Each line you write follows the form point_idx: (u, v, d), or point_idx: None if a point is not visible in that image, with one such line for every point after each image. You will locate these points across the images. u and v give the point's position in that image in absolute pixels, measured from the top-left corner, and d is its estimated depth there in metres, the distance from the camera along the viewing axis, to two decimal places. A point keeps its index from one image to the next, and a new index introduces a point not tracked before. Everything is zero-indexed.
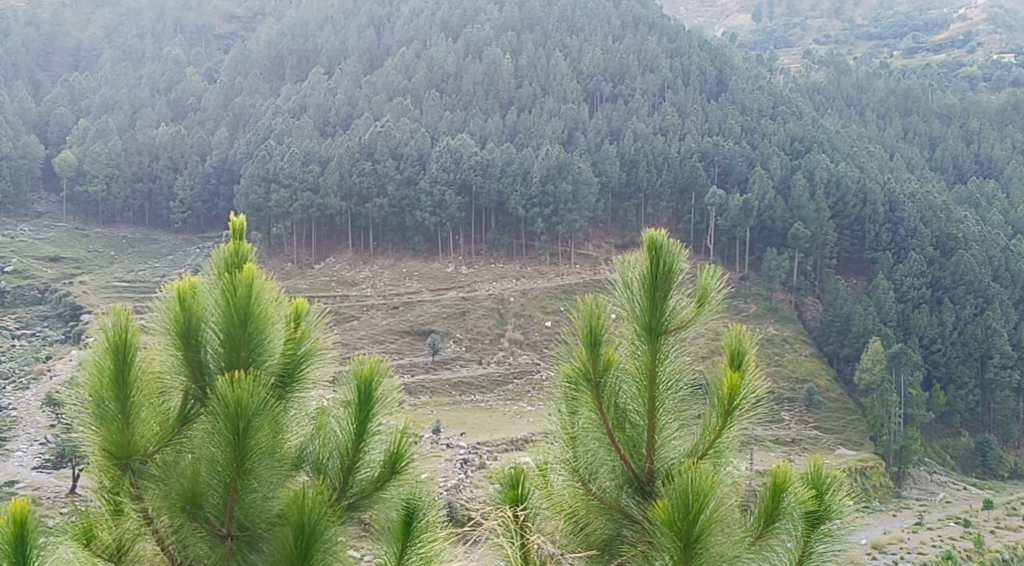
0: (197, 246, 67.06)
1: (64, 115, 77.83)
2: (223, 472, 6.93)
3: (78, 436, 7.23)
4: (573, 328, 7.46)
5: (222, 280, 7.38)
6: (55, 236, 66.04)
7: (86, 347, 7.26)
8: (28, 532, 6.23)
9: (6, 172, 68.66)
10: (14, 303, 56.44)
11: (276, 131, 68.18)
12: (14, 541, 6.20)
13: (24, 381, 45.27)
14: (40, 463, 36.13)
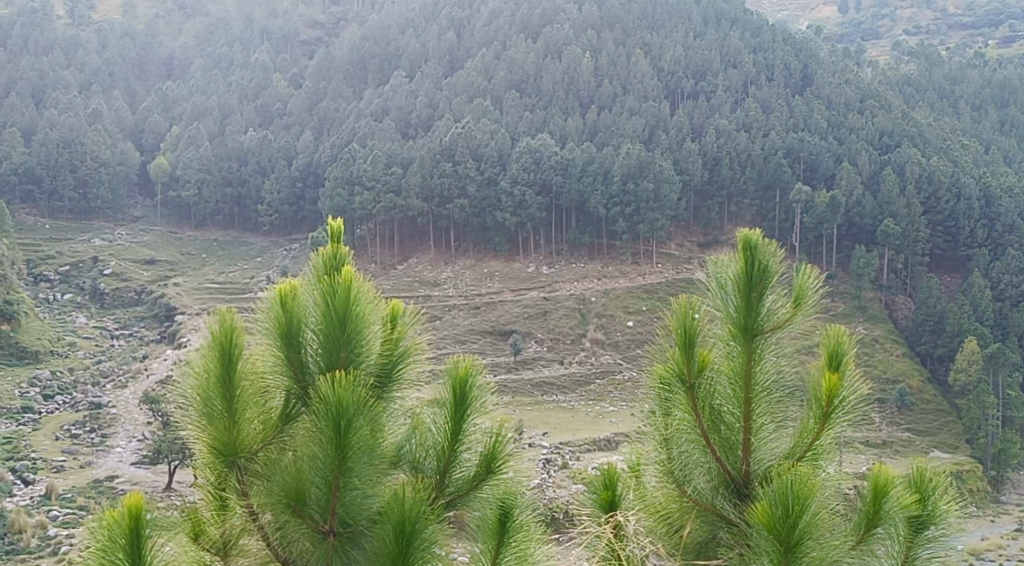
0: (284, 248, 68.39)
1: (159, 123, 80.35)
2: (325, 470, 7.13)
3: (186, 433, 7.52)
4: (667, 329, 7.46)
5: (322, 283, 7.60)
6: (150, 239, 68.17)
7: (192, 348, 7.52)
8: (142, 526, 6.53)
9: (104, 178, 71.21)
10: (113, 304, 58.45)
11: (359, 134, 69.22)
12: (130, 533, 6.52)
13: (123, 379, 46.85)
14: (139, 459, 37.44)
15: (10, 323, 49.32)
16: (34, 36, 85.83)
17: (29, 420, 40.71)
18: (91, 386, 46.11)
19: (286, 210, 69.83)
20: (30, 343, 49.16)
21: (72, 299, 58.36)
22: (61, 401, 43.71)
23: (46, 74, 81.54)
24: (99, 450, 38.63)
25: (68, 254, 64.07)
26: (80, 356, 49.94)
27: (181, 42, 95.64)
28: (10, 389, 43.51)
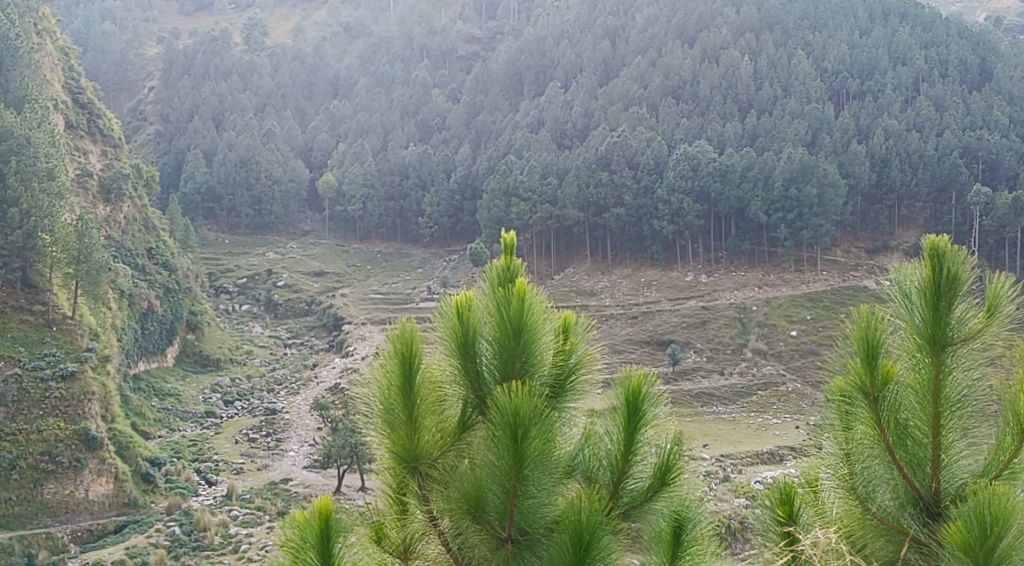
0: (445, 259, 69.83)
1: (326, 141, 83.84)
2: (503, 478, 7.48)
3: (369, 439, 8.01)
4: (849, 340, 7.51)
5: (497, 294, 7.95)
6: (319, 252, 70.99)
7: (374, 358, 8.03)
8: (330, 527, 7.21)
9: (277, 195, 74.71)
10: (285, 314, 61.14)
11: (516, 145, 70.08)
12: (320, 531, 7.20)
13: (295, 386, 48.83)
14: (310, 463, 39.06)
15: (195, 332, 52.09)
16: (214, 62, 90.29)
17: (211, 424, 43.03)
18: (266, 391, 48.30)
19: (445, 222, 71.15)
20: (212, 351, 51.99)
21: (249, 309, 61.43)
22: (240, 405, 46.00)
23: (225, 98, 86.17)
24: (275, 453, 40.44)
25: (245, 267, 67.61)
26: (257, 363, 52.39)
27: (346, 62, 98.12)
28: (194, 394, 46.09)
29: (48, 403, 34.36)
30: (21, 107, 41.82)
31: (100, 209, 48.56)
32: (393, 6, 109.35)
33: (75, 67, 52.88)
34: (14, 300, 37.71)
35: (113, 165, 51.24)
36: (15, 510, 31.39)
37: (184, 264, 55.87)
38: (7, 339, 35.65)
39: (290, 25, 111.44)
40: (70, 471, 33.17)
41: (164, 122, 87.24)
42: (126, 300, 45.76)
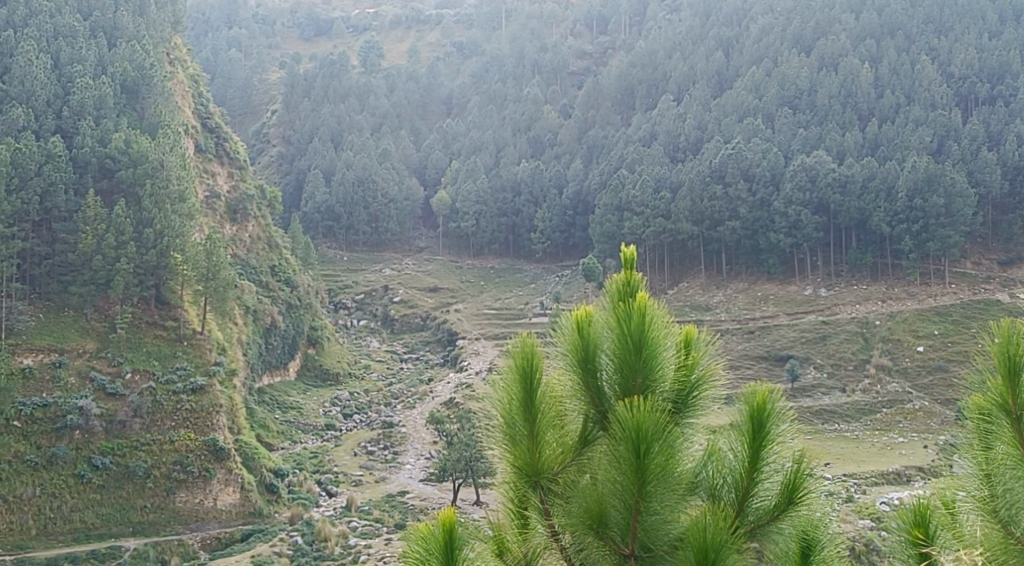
0: (557, 274, 69.93)
1: (440, 158, 85.24)
2: (625, 494, 9.41)
3: (492, 452, 10.00)
4: (998, 360, 10.05)
5: (617, 308, 9.74)
6: (433, 268, 71.99)
7: (500, 372, 9.99)
8: (452, 535, 9.48)
9: (393, 213, 76.30)
10: (401, 330, 62.23)
11: (629, 159, 69.73)
12: (445, 540, 9.48)
13: (411, 400, 49.49)
14: (427, 476, 39.54)
15: (315, 347, 53.40)
16: (333, 85, 92.34)
17: (331, 436, 44.05)
18: (384, 405, 49.09)
19: (558, 237, 71.46)
20: (331, 365, 53.20)
21: (366, 325, 62.97)
22: (359, 419, 46.90)
23: (343, 120, 88.34)
24: (392, 466, 41.11)
25: (362, 283, 69.15)
26: (374, 378, 53.26)
27: (459, 81, 98.72)
28: (315, 407, 47.20)
29: (179, 415, 35.73)
30: (155, 132, 43.54)
31: (227, 229, 50.41)
32: (505, 24, 109.50)
33: (205, 93, 55.06)
34: (148, 317, 39.06)
35: (239, 186, 53.09)
36: (150, 517, 33.26)
37: (305, 280, 57.39)
38: (142, 353, 37.31)
39: (405, 46, 113.30)
40: (200, 480, 34.53)
41: (286, 144, 90.08)
42: (251, 316, 47.31)
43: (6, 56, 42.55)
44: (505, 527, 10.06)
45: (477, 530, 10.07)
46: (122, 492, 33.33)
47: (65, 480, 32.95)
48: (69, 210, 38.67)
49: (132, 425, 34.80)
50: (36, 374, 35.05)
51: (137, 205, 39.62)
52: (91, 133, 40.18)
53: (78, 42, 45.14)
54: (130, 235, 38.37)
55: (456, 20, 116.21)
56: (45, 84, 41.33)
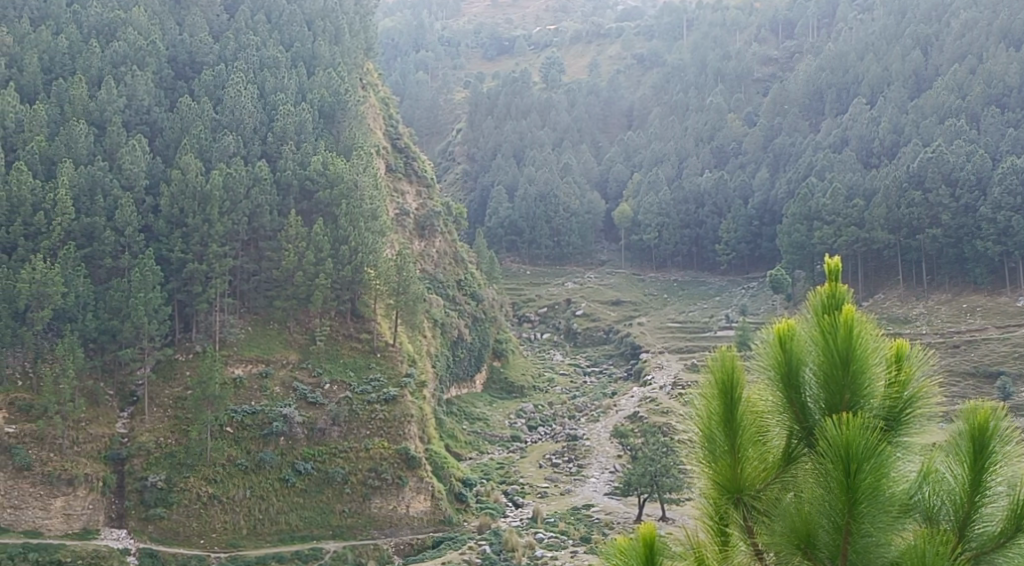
0: (743, 286, 68.48)
1: (621, 171, 84.97)
2: (834, 515, 8.45)
3: (690, 468, 9.33)
4: None
5: (822, 318, 8.81)
6: (616, 281, 71.98)
7: (696, 385, 9.31)
8: (651, 551, 8.83)
9: (575, 226, 76.87)
10: (585, 343, 62.54)
11: (818, 166, 67.36)
12: (642, 556, 8.84)
13: (595, 414, 49.42)
14: (612, 490, 39.47)
15: (501, 360, 54.26)
16: (515, 102, 93.74)
17: (517, 448, 44.62)
18: (568, 418, 49.23)
19: (743, 249, 70.09)
20: (517, 378, 53.88)
21: (550, 338, 63.66)
22: (544, 431, 47.25)
23: (526, 135, 89.67)
24: (577, 479, 41.21)
25: (545, 296, 69.98)
26: (558, 391, 53.35)
27: (640, 93, 97.90)
28: (501, 419, 47.92)
29: (374, 423, 37.18)
30: (350, 154, 45.40)
31: (416, 244, 52.07)
32: (687, 33, 107.49)
33: (395, 115, 57.43)
34: (345, 329, 41.00)
35: (427, 204, 54.69)
36: (348, 521, 34.75)
37: (490, 294, 58.53)
38: (339, 364, 39.17)
39: (586, 61, 113.75)
40: (393, 487, 35.82)
41: (471, 162, 92.61)
42: (439, 329, 49.01)
43: (217, 88, 45.38)
44: (706, 545, 9.38)
45: (675, 546, 9.45)
46: (323, 496, 34.94)
47: (272, 483, 34.76)
48: (273, 229, 40.73)
49: (331, 433, 36.39)
50: (246, 384, 37.13)
51: (334, 224, 41.41)
52: (293, 157, 42.47)
53: (280, 72, 47.63)
54: (328, 251, 40.01)
55: (636, 32, 115.66)
56: (252, 112, 43.84)
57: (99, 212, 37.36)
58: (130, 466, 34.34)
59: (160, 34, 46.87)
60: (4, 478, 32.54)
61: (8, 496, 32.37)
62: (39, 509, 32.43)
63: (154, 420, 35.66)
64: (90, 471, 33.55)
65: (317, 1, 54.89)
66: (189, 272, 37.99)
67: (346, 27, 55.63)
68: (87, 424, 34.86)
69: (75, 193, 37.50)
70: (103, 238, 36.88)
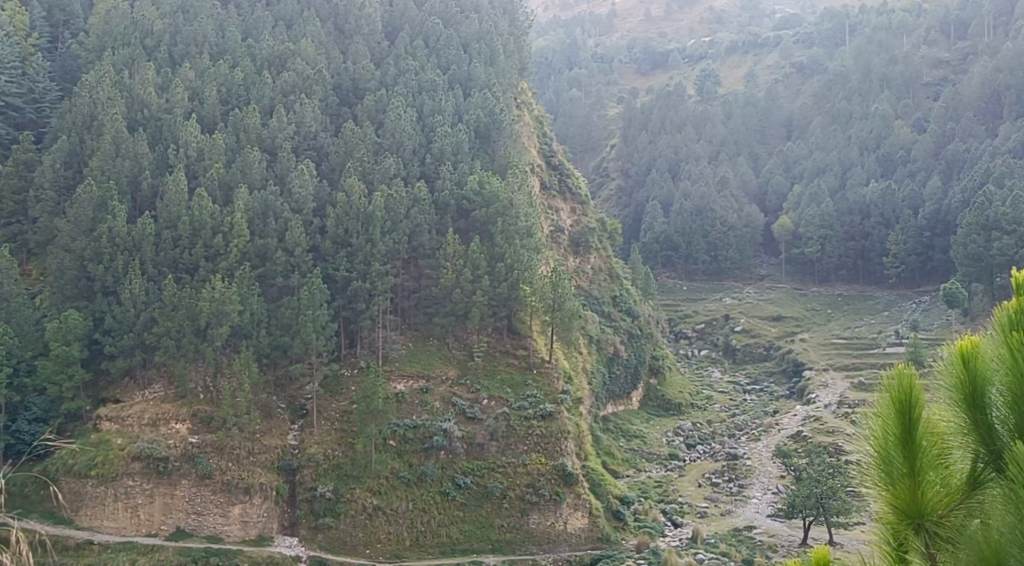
0: (913, 300, 65.50)
1: (781, 183, 82.66)
2: (1014, 525, 9.89)
3: (870, 479, 10.79)
4: None
5: (1000, 339, 10.29)
6: (776, 296, 70.13)
7: (877, 401, 10.83)
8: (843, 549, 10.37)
9: (733, 241, 75.49)
10: (744, 359, 61.17)
11: (996, 173, 63.66)
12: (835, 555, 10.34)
13: (756, 432, 48.09)
14: (775, 511, 38.31)
15: (657, 377, 53.57)
16: (669, 116, 92.84)
17: (675, 466, 43.90)
18: (728, 437, 48.05)
19: (913, 261, 67.01)
20: (675, 395, 53.04)
21: (708, 355, 62.63)
22: (703, 449, 46.28)
23: (681, 149, 88.58)
24: (738, 499, 40.20)
25: (702, 312, 68.87)
26: (717, 408, 52.12)
27: (800, 102, 94.70)
28: (659, 437, 47.28)
29: (531, 439, 37.31)
30: (506, 172, 45.74)
31: (570, 261, 52.15)
32: (850, 39, 103.67)
33: (548, 133, 57.87)
34: (501, 346, 41.32)
35: (582, 221, 54.66)
36: (507, 536, 35.09)
37: (646, 310, 57.97)
38: (497, 381, 39.44)
39: (742, 71, 111.58)
40: (551, 503, 35.89)
41: (625, 177, 92.46)
42: (595, 346, 48.93)
43: (379, 112, 46.67)
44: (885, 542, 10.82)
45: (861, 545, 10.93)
46: (483, 511, 35.43)
47: (433, 496, 35.46)
48: (433, 248, 41.46)
49: (490, 448, 36.89)
50: (408, 398, 37.93)
51: (491, 242, 41.76)
52: (451, 177, 43.27)
53: (438, 95, 48.60)
54: (485, 269, 40.32)
55: (796, 40, 112.28)
56: (412, 135, 44.88)
57: (272, 234, 38.94)
58: (301, 476, 35.52)
59: (325, 63, 48.68)
60: (188, 485, 34.54)
61: (192, 503, 34.39)
62: (219, 516, 34.33)
63: (322, 432, 36.76)
64: (265, 480, 35.01)
65: (473, 23, 55.80)
66: (354, 291, 39.07)
67: (501, 48, 56.22)
68: (262, 435, 36.24)
69: (249, 216, 39.28)
70: (275, 259, 38.47)
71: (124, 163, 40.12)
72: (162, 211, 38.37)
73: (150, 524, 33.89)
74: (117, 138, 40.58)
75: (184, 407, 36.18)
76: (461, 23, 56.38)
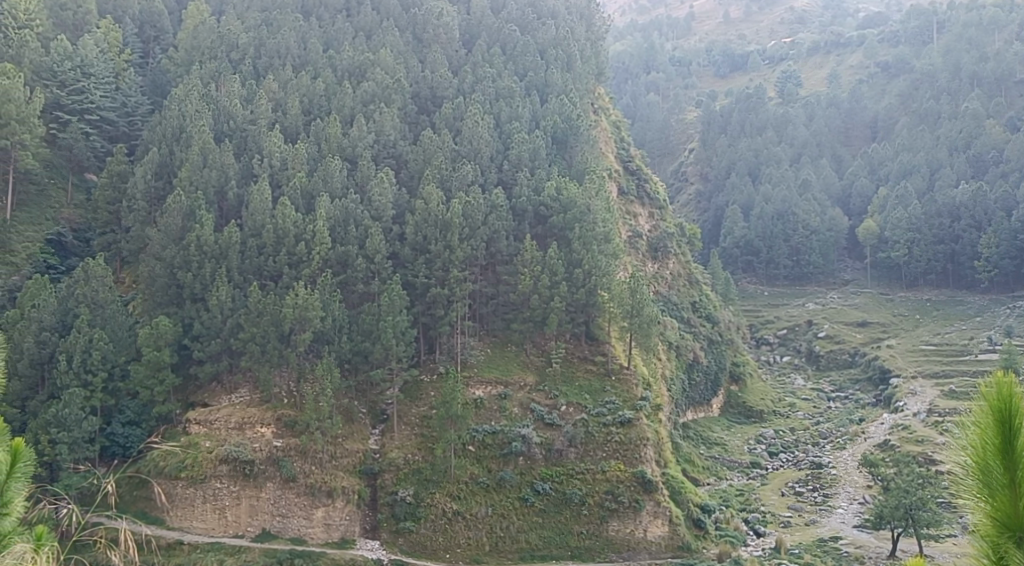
0: (1006, 306, 63.37)
1: (866, 185, 80.64)
2: None
3: (965, 491, 12.33)
4: None
5: None
6: (861, 301, 68.55)
7: (973, 415, 12.43)
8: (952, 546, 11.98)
9: (816, 245, 74.00)
10: (828, 366, 59.91)
11: None
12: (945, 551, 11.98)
13: (841, 441, 46.94)
14: (861, 522, 37.37)
15: (738, 384, 52.66)
16: (749, 119, 91.56)
17: (757, 474, 43.09)
18: (812, 445, 46.98)
19: (1007, 265, 64.86)
20: (756, 402, 52.04)
21: (790, 361, 61.55)
22: (786, 458, 45.28)
23: (761, 152, 87.17)
24: (823, 509, 39.31)
25: (785, 317, 67.57)
26: (800, 416, 51.01)
27: (885, 102, 92.26)
28: (740, 444, 46.43)
29: (610, 446, 36.91)
30: (583, 178, 45.38)
31: (649, 267, 51.60)
32: (937, 36, 100.68)
33: (626, 138, 57.46)
34: (580, 352, 40.95)
35: (660, 226, 54.08)
36: (586, 543, 34.95)
37: (726, 316, 57.08)
38: (575, 387, 39.13)
39: (824, 72, 109.39)
40: (631, 510, 35.52)
41: (704, 182, 91.48)
42: (674, 351, 48.37)
43: (457, 119, 46.80)
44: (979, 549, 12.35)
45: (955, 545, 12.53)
46: (562, 517, 35.27)
47: (512, 501, 35.45)
48: (510, 254, 41.37)
49: (568, 454, 36.55)
50: (486, 404, 37.89)
51: (568, 248, 41.40)
52: (528, 184, 43.18)
53: (515, 101, 48.51)
54: (563, 275, 40.06)
55: (880, 39, 109.51)
56: (489, 142, 44.91)
57: (352, 241, 39.21)
58: (382, 480, 35.85)
59: (404, 73, 49.06)
60: (274, 488, 35.05)
61: (278, 505, 34.95)
62: (303, 518, 34.86)
63: (403, 437, 36.98)
64: (347, 484, 35.39)
65: (550, 29, 55.67)
66: (433, 297, 39.12)
67: (578, 53, 55.95)
68: (344, 439, 36.56)
69: (331, 224, 39.68)
70: (356, 266, 38.75)
71: (211, 173, 40.92)
72: (248, 220, 39.07)
73: (237, 525, 34.55)
74: (205, 150, 41.48)
75: (269, 411, 36.59)
76: (538, 29, 56.30)
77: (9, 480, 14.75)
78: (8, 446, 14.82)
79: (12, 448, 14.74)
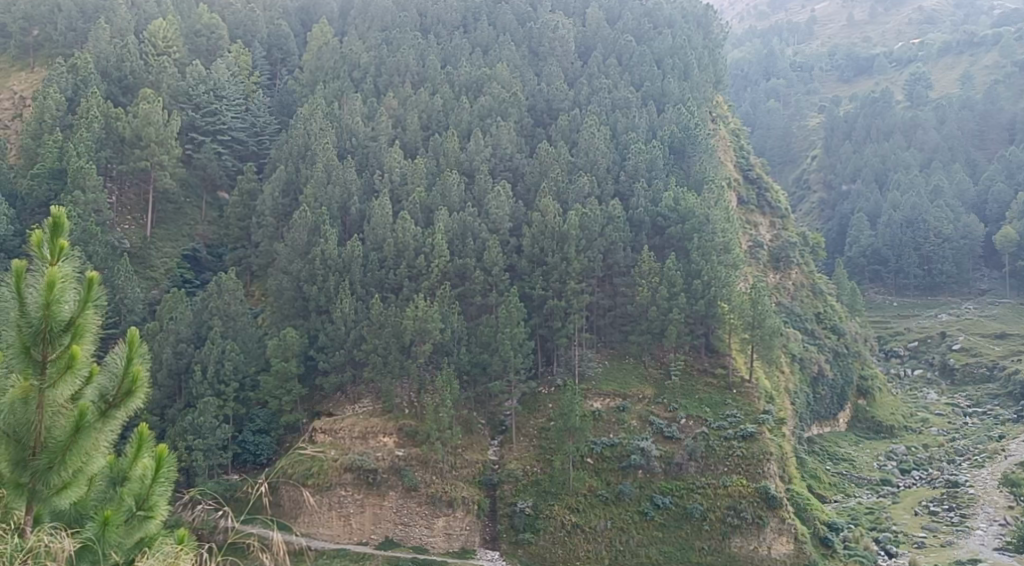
0: None
1: (1003, 191, 75.70)
2: None
3: None
4: None
5: None
6: (999, 312, 65.18)
7: None
8: None
9: (949, 254, 70.82)
10: (964, 380, 57.06)
11: None
12: None
13: (980, 458, 44.43)
14: (1003, 545, 35.27)
15: (866, 398, 50.59)
16: (876, 124, 88.48)
17: (888, 492, 41.17)
18: (947, 462, 44.61)
19: None
20: (886, 417, 49.89)
21: (922, 375, 58.94)
22: (919, 475, 43.19)
23: (889, 158, 83.79)
24: (960, 530, 37.27)
25: (916, 328, 64.81)
26: (934, 432, 48.57)
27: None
28: (869, 461, 44.50)
29: (732, 460, 35.74)
30: (702, 188, 44.28)
31: (770, 277, 50.07)
32: None
33: (746, 146, 56.03)
34: (699, 364, 39.86)
35: (782, 235, 52.46)
36: (708, 559, 33.79)
37: (853, 327, 54.96)
38: (695, 400, 38.11)
39: (956, 74, 104.67)
40: (754, 527, 34.29)
41: (828, 190, 88.78)
42: (798, 364, 46.62)
43: (573, 131, 46.38)
44: None
45: None
46: (682, 532, 34.28)
47: (632, 515, 34.62)
48: (628, 265, 40.68)
49: (688, 468, 35.58)
50: (605, 416, 37.29)
51: (687, 259, 40.44)
52: (645, 194, 42.47)
53: (632, 112, 47.81)
54: (681, 286, 39.02)
55: (1017, 37, 104.27)
56: (606, 153, 44.35)
57: (470, 254, 39.17)
58: (501, 491, 35.78)
59: (521, 86, 49.00)
60: (396, 497, 35.11)
61: (400, 514, 34.94)
62: (425, 527, 34.78)
63: (521, 449, 37.01)
64: (467, 494, 35.34)
65: (667, 38, 54.84)
66: (550, 309, 38.72)
67: (696, 62, 54.78)
68: (463, 450, 36.63)
69: (449, 237, 39.77)
70: (473, 278, 38.66)
71: (334, 190, 41.55)
72: (369, 234, 39.50)
73: (361, 533, 34.59)
74: (328, 167, 42.20)
75: (391, 421, 36.80)
76: (654, 39, 55.54)
77: (154, 484, 14.23)
78: (153, 451, 14.34)
79: (156, 453, 14.21)
